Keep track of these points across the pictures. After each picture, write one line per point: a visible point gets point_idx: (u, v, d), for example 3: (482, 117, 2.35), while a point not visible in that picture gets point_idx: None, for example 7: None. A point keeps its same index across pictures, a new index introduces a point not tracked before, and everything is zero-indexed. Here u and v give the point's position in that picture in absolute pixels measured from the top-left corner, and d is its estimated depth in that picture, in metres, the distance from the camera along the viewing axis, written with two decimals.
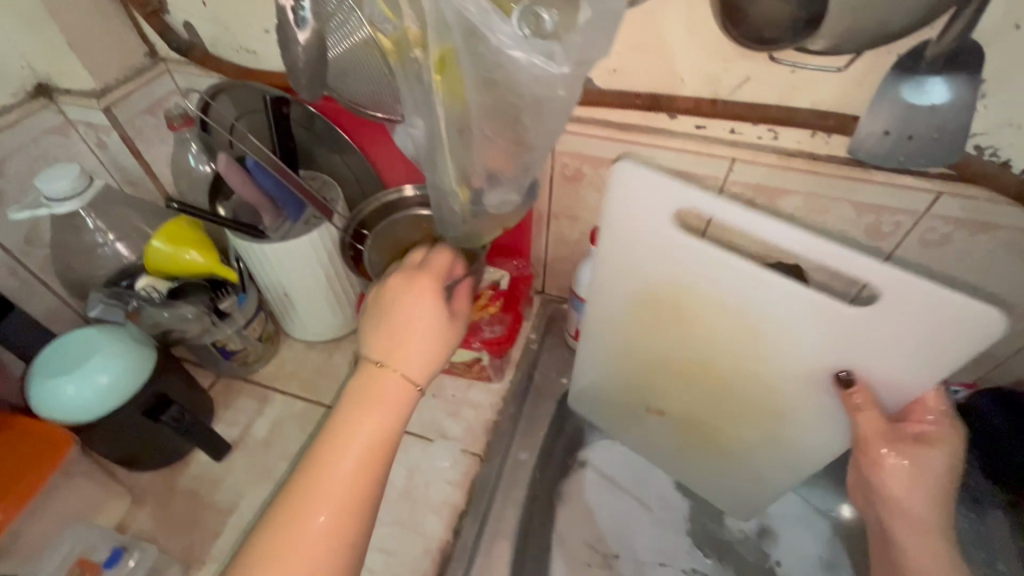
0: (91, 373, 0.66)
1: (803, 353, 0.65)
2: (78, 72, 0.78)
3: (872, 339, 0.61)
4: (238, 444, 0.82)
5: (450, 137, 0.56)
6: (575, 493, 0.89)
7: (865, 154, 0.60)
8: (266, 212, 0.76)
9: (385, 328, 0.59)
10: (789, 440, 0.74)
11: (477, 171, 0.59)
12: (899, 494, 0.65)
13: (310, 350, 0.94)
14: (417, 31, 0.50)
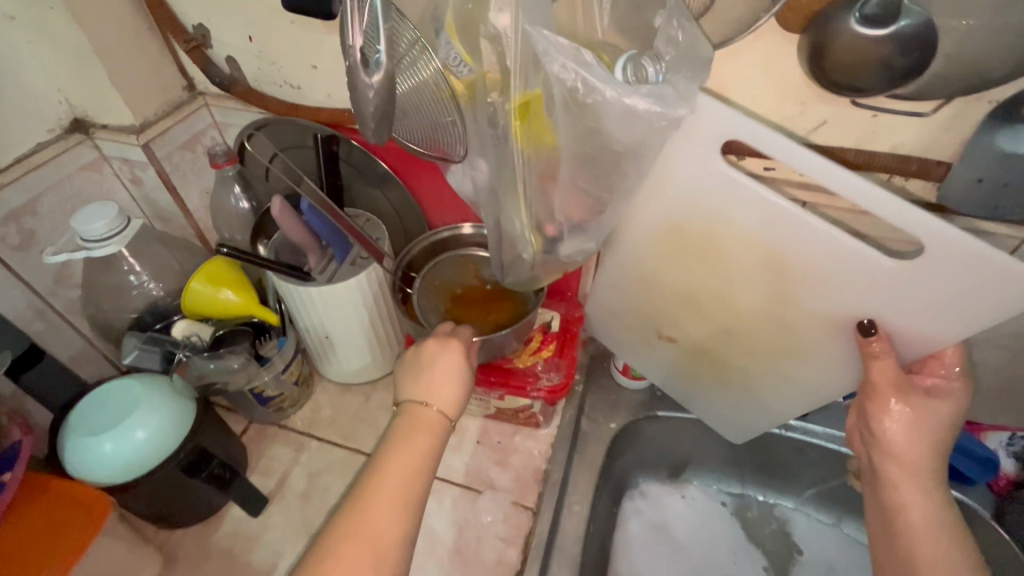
0: (129, 429, 0.62)
1: (836, 297, 0.61)
2: (118, 107, 0.75)
3: (909, 285, 0.56)
4: (274, 497, 0.77)
5: (529, 185, 0.52)
6: (631, 549, 0.86)
7: (955, 202, 0.60)
8: (313, 253, 0.73)
9: (418, 374, 0.62)
10: (785, 372, 0.71)
11: (550, 217, 0.56)
12: (901, 444, 0.60)
13: (346, 392, 0.90)
14: (499, 75, 0.47)
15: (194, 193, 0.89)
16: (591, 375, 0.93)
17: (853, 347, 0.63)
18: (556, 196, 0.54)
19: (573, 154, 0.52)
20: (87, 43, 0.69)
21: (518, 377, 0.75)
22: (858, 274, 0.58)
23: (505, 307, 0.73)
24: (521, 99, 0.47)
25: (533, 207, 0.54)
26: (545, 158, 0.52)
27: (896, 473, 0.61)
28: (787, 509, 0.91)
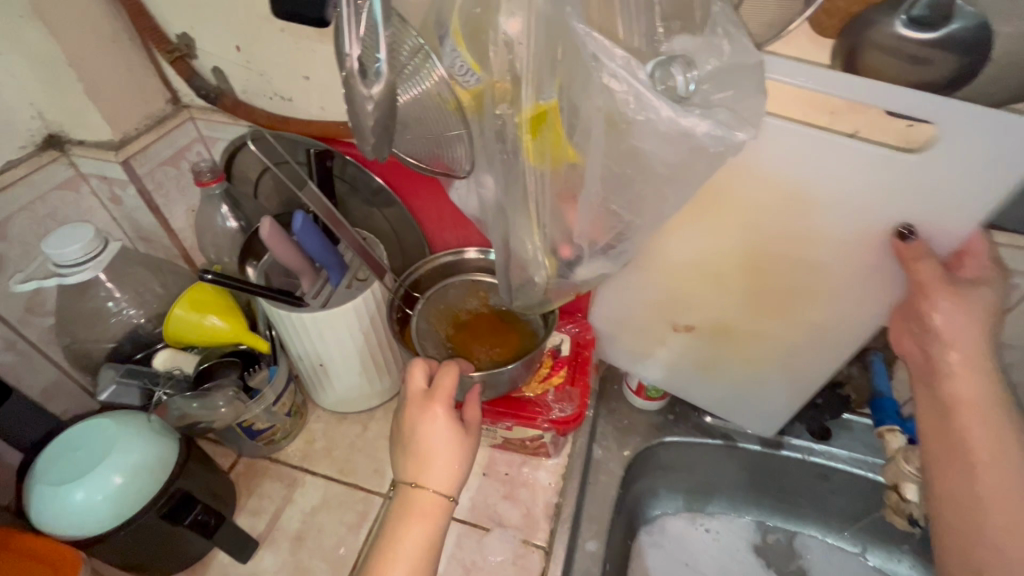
0: (103, 474, 0.57)
1: (857, 212, 0.54)
2: (95, 122, 0.70)
3: (931, 179, 0.50)
4: (265, 540, 0.72)
5: (546, 204, 0.48)
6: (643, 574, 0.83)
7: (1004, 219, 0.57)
8: (307, 276, 0.69)
9: (407, 449, 0.57)
10: (817, 321, 0.63)
11: (567, 239, 0.51)
12: (947, 343, 0.53)
13: (342, 422, 0.84)
14: (510, 85, 0.42)
15: (180, 211, 0.84)
16: (601, 399, 0.88)
17: (885, 262, 0.56)
18: (573, 214, 0.49)
19: (599, 172, 0.47)
20: (60, 53, 0.64)
21: (527, 407, 0.70)
22: (873, 181, 0.52)
23: (512, 340, 0.70)
24: (535, 110, 0.42)
25: (546, 227, 0.50)
26: (561, 179, 0.47)
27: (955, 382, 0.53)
28: (810, 537, 0.86)
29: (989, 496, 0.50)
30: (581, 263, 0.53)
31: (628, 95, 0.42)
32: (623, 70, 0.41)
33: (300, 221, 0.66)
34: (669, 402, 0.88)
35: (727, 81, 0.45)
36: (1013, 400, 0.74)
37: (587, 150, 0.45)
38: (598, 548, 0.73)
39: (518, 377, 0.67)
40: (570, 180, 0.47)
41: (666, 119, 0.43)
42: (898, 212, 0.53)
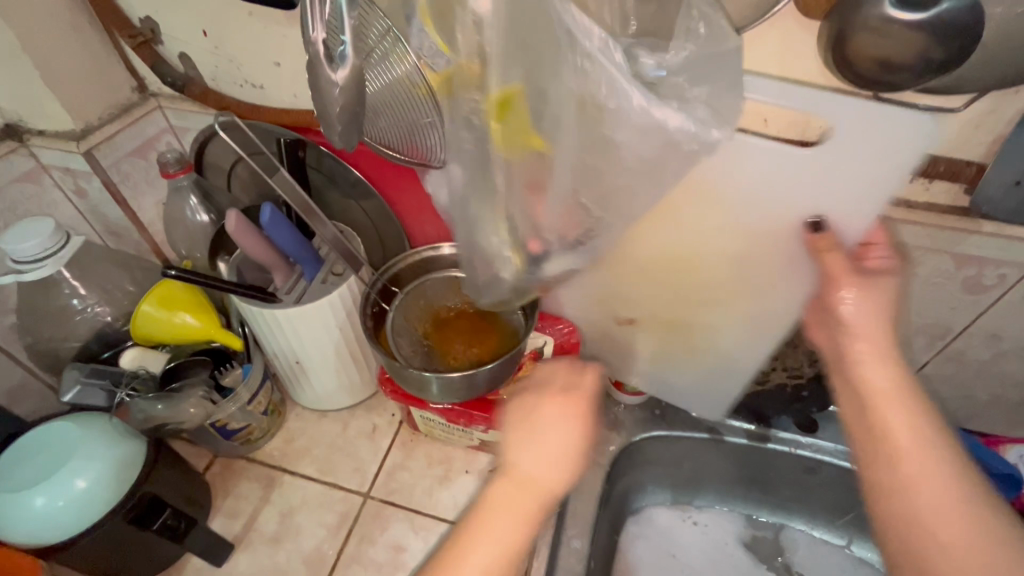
0: (66, 479, 0.55)
1: (767, 209, 0.56)
2: (55, 111, 0.67)
3: (834, 168, 0.52)
4: (241, 542, 0.70)
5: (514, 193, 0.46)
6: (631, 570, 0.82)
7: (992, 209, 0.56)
8: (279, 271, 0.67)
9: (532, 439, 0.51)
10: (746, 312, 0.64)
11: (536, 233, 0.48)
12: (858, 335, 0.52)
13: (322, 419, 0.82)
14: (478, 67, 0.39)
15: (150, 204, 0.81)
16: None
17: (798, 254, 0.57)
18: (544, 208, 0.47)
19: (566, 164, 0.45)
20: (12, 38, 0.60)
21: (504, 412, 0.69)
22: (778, 179, 0.54)
23: (491, 340, 0.69)
24: (501, 94, 0.40)
25: (515, 220, 0.48)
26: (531, 167, 0.44)
27: (864, 360, 0.52)
28: (795, 530, 0.85)
29: (922, 468, 0.47)
30: (550, 256, 0.51)
31: (606, 86, 0.41)
32: (602, 55, 0.40)
33: (270, 215, 0.63)
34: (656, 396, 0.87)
35: (701, 71, 0.44)
36: (1000, 390, 0.74)
37: (557, 138, 0.43)
38: (583, 545, 0.71)
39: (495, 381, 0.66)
40: (540, 169, 0.44)
41: (639, 109, 0.43)
42: (803, 205, 0.55)
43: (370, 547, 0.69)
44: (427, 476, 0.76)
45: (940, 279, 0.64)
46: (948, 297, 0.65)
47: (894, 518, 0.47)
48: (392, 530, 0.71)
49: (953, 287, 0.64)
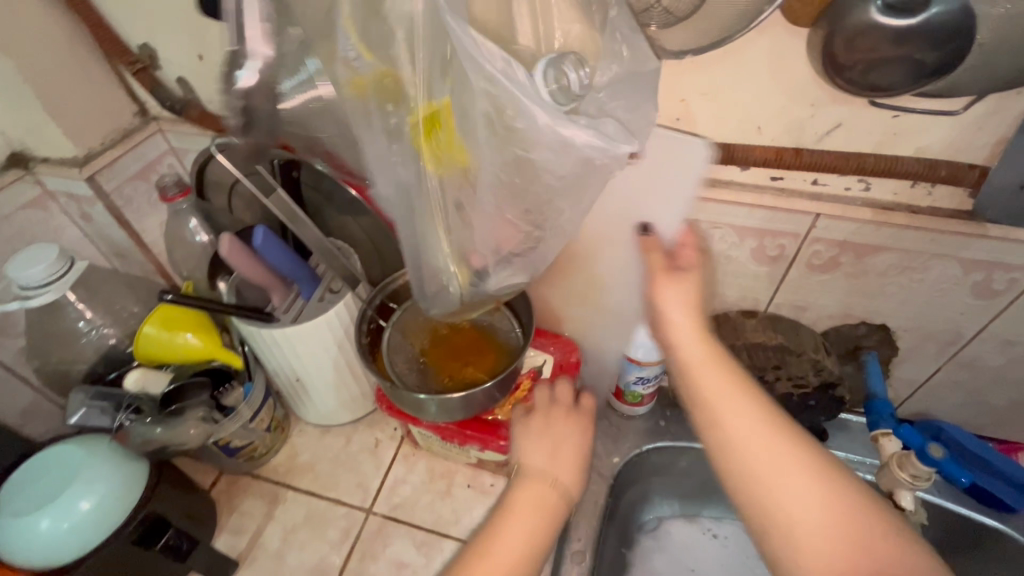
0: (70, 500, 0.56)
1: (600, 215, 0.67)
2: (57, 138, 0.68)
3: (651, 181, 0.62)
4: (245, 559, 0.70)
5: (453, 211, 0.45)
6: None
7: (996, 213, 0.54)
8: (276, 291, 0.67)
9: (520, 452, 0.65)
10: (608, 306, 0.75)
11: (476, 247, 0.48)
12: (677, 321, 0.57)
13: (326, 435, 0.83)
14: (394, 78, 0.39)
15: (153, 225, 0.83)
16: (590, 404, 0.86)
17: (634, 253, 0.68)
18: (483, 227, 0.47)
19: (489, 180, 0.44)
20: (13, 71, 0.62)
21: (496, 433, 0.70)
22: (613, 192, 0.65)
23: (488, 358, 0.69)
24: (427, 110, 0.40)
25: (461, 237, 0.47)
26: (476, 184, 0.44)
27: (714, 393, 0.52)
28: None
29: (793, 489, 0.47)
30: (496, 269, 0.50)
31: (534, 108, 0.40)
32: (503, 76, 0.39)
33: (261, 235, 0.64)
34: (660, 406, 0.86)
35: (622, 91, 0.48)
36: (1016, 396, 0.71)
37: (483, 155, 0.43)
38: (585, 560, 0.71)
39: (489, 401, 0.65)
40: (484, 186, 0.44)
41: (590, 143, 0.43)
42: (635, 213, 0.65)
43: (372, 563, 0.69)
44: (429, 491, 0.76)
45: (948, 284, 0.62)
46: (957, 303, 0.63)
47: (785, 549, 0.46)
48: (394, 546, 0.71)
49: (962, 293, 0.62)
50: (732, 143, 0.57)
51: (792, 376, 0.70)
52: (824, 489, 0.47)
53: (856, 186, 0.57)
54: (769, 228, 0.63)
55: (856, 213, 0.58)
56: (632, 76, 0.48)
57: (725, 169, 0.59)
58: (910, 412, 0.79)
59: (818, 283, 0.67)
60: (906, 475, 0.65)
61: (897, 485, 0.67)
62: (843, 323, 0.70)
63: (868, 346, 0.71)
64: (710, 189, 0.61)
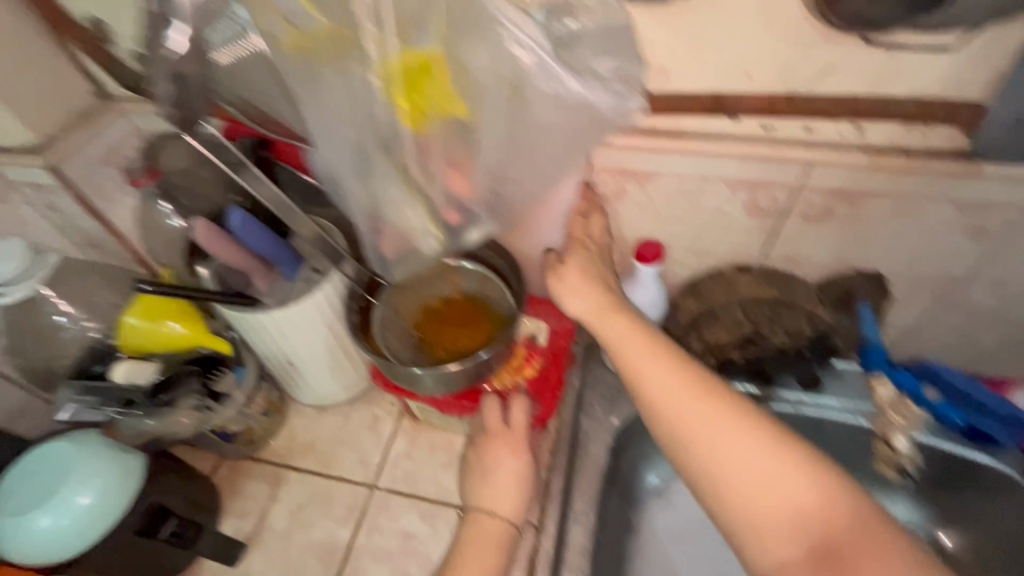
0: (70, 496, 0.55)
1: None
2: (12, 125, 0.65)
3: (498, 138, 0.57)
4: (252, 541, 0.71)
5: (434, 166, 0.51)
6: (648, 530, 0.84)
7: (992, 152, 0.53)
8: (258, 274, 0.65)
9: (481, 474, 0.66)
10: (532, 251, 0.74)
11: (453, 203, 0.53)
12: (580, 308, 0.60)
13: (324, 414, 0.83)
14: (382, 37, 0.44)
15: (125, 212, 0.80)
16: (587, 367, 0.86)
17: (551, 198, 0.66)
18: (442, 172, 0.51)
19: (484, 129, 0.51)
20: None
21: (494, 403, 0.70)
22: None
23: (482, 328, 0.68)
24: (418, 60, 0.46)
25: (429, 194, 0.52)
26: (455, 140, 0.51)
27: (659, 387, 0.52)
28: None
29: (738, 472, 0.46)
30: (470, 225, 0.55)
31: (533, 64, 0.48)
32: (507, 24, 0.46)
33: (240, 218, 0.63)
34: None
35: (604, 46, 0.50)
36: (1007, 334, 0.72)
37: (475, 108, 0.50)
38: (588, 519, 0.72)
39: (486, 372, 0.65)
40: (462, 142, 0.51)
41: (577, 93, 0.51)
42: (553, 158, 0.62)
43: (379, 536, 0.70)
44: (431, 462, 0.77)
45: (942, 227, 0.61)
46: (950, 246, 0.63)
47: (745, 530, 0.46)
48: (400, 519, 0.71)
49: (956, 236, 0.62)
50: (722, 92, 0.54)
51: (787, 328, 0.69)
52: (769, 467, 0.46)
53: (850, 134, 0.56)
54: (763, 179, 0.61)
55: (851, 158, 0.57)
56: (609, 26, 0.49)
57: (715, 121, 0.57)
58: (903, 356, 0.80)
59: (813, 232, 0.65)
60: (898, 416, 0.69)
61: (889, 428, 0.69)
62: (837, 272, 0.70)
63: (862, 294, 0.70)
64: (700, 143, 0.59)
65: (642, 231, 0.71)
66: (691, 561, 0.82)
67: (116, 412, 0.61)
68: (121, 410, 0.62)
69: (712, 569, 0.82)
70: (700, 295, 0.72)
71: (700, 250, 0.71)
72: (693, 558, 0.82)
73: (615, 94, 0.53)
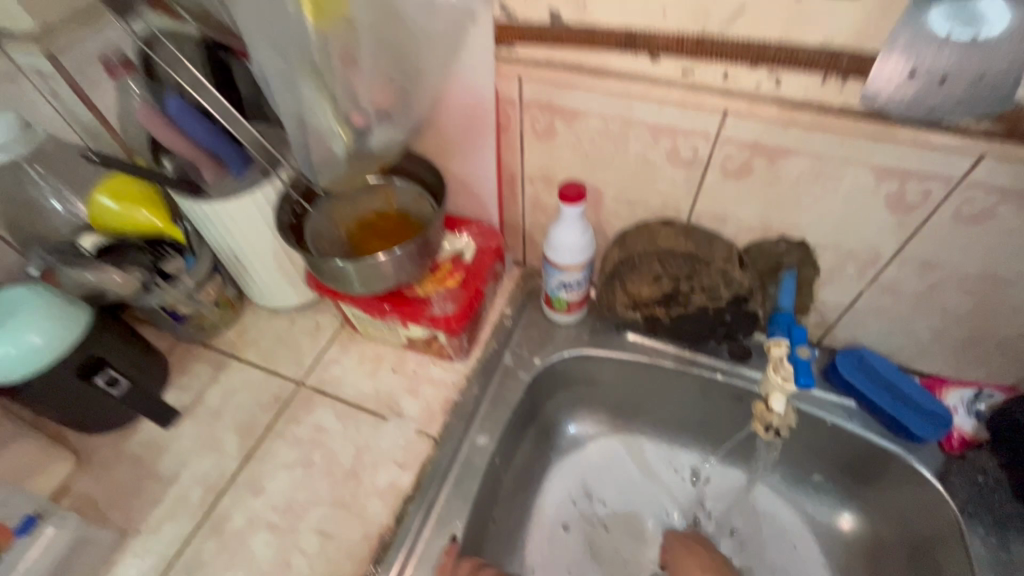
0: (22, 331, 0.62)
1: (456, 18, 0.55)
2: None
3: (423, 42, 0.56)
4: (188, 412, 0.79)
5: (334, 67, 0.51)
6: (574, 453, 0.88)
7: (884, 104, 0.51)
8: (207, 167, 0.70)
9: None
10: (465, 176, 0.77)
11: (356, 106, 0.54)
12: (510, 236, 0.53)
13: (273, 317, 0.89)
14: None
15: None
16: (523, 310, 0.87)
17: (486, 124, 0.69)
18: (351, 80, 0.53)
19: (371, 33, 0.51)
20: None
21: (412, 304, 0.72)
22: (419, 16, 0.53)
23: (409, 235, 0.72)
24: None
25: (335, 92, 0.53)
26: (354, 40, 0.51)
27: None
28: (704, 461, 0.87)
29: None
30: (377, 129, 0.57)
31: None
32: None
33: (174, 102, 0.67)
34: (591, 317, 0.86)
35: None
36: (941, 326, 0.69)
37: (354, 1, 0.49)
38: (487, 444, 0.74)
39: (402, 269, 0.69)
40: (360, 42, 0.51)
41: None
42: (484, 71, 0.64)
43: (295, 425, 0.77)
44: (356, 372, 0.82)
45: (859, 193, 0.60)
46: (874, 219, 0.61)
47: None
48: (317, 414, 0.78)
49: (878, 207, 0.60)
50: (637, 29, 0.56)
51: (703, 286, 0.71)
52: None
53: (766, 83, 0.55)
54: (680, 126, 0.61)
55: (763, 111, 0.56)
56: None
57: (635, 60, 0.58)
58: (838, 340, 0.77)
59: (734, 191, 0.65)
60: (779, 376, 0.64)
61: (773, 388, 0.66)
62: (764, 238, 0.69)
63: (788, 264, 0.70)
64: (598, 92, 0.62)
65: (572, 173, 0.72)
66: (606, 479, 0.87)
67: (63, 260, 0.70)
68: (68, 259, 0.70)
69: (623, 494, 0.86)
70: (624, 244, 0.74)
71: (629, 200, 0.72)
72: (609, 478, 0.87)
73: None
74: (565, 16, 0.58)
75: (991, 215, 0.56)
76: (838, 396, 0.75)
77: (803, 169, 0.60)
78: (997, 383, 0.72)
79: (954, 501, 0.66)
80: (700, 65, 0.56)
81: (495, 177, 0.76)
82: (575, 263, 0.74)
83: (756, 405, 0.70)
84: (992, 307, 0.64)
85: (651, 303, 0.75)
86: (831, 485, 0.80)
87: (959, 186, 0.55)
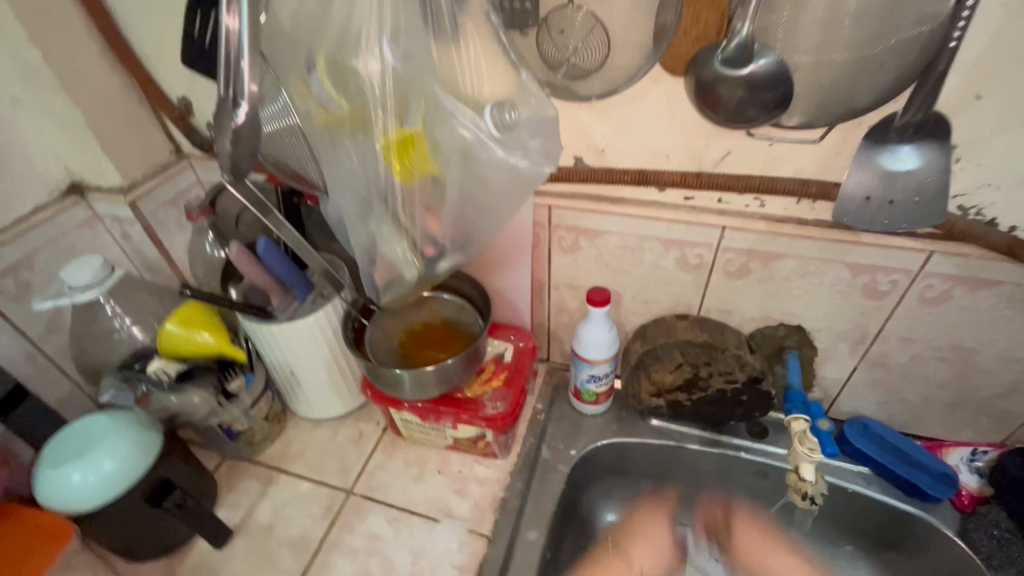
0: (98, 459, 0.66)
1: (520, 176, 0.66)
2: (108, 170, 0.84)
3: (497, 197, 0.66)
4: (239, 531, 0.80)
5: (413, 211, 0.63)
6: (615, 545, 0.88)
7: (852, 220, 0.64)
8: (275, 293, 0.79)
9: None
10: (501, 288, 0.88)
11: (429, 240, 0.66)
12: None
13: (316, 428, 0.93)
14: (366, 115, 0.58)
15: (178, 243, 0.98)
16: (553, 403, 0.94)
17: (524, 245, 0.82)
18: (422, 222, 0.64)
19: (449, 188, 0.63)
20: (79, 114, 0.79)
21: (465, 405, 0.79)
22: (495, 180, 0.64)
23: (457, 344, 0.81)
24: (399, 135, 0.59)
25: (409, 229, 0.64)
26: (430, 192, 0.63)
27: None
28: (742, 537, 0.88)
29: None
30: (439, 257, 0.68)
31: (477, 142, 0.60)
32: (471, 124, 0.60)
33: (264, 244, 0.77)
34: (617, 406, 0.93)
35: (538, 130, 0.64)
36: (929, 392, 0.79)
37: (443, 166, 0.61)
38: (538, 538, 0.77)
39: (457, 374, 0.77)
40: (434, 194, 0.63)
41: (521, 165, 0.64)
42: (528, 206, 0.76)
43: (349, 535, 0.78)
44: (403, 476, 0.85)
45: (839, 284, 0.72)
46: (855, 304, 0.73)
47: None
48: (370, 522, 0.80)
49: (856, 295, 0.72)
50: (647, 168, 0.70)
51: (720, 370, 0.80)
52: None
53: (752, 204, 0.69)
54: (686, 239, 0.75)
55: (753, 225, 0.70)
56: (540, 118, 0.63)
57: (646, 191, 0.72)
58: (843, 412, 0.86)
59: (736, 288, 0.77)
60: (805, 447, 0.72)
61: (801, 459, 0.73)
62: (765, 325, 0.80)
63: (789, 346, 0.80)
64: (618, 216, 0.75)
65: (594, 280, 0.84)
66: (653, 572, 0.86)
67: (148, 386, 0.76)
68: (153, 385, 0.76)
69: None
70: (646, 338, 0.84)
71: (646, 299, 0.83)
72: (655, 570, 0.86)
73: (534, 160, 0.65)
74: (587, 160, 0.72)
75: (949, 297, 0.69)
76: (853, 464, 0.82)
77: (790, 268, 0.73)
78: (989, 441, 0.81)
79: (978, 555, 0.72)
80: (699, 193, 0.71)
81: (527, 286, 0.87)
82: (604, 357, 0.83)
83: (789, 476, 0.76)
84: (968, 373, 0.75)
85: (674, 389, 0.84)
86: (863, 554, 0.84)
87: (918, 276, 0.68)
